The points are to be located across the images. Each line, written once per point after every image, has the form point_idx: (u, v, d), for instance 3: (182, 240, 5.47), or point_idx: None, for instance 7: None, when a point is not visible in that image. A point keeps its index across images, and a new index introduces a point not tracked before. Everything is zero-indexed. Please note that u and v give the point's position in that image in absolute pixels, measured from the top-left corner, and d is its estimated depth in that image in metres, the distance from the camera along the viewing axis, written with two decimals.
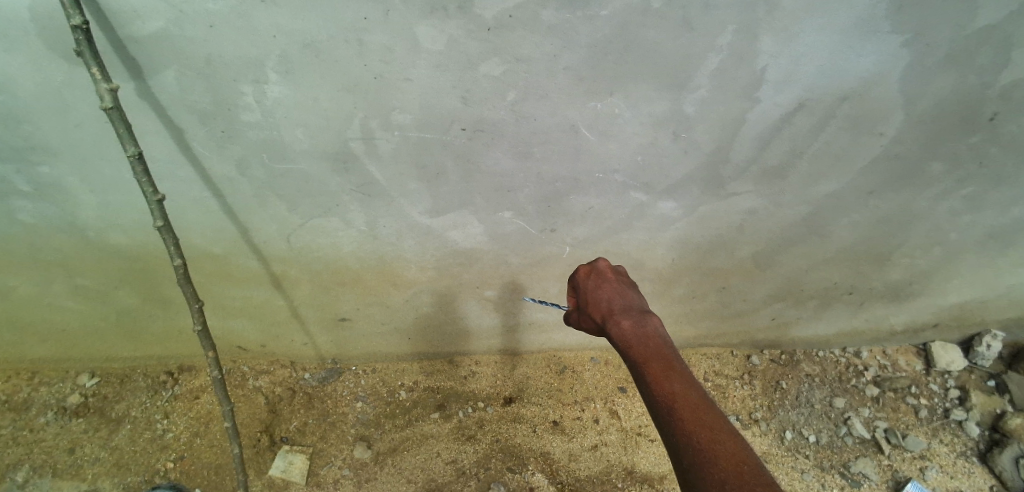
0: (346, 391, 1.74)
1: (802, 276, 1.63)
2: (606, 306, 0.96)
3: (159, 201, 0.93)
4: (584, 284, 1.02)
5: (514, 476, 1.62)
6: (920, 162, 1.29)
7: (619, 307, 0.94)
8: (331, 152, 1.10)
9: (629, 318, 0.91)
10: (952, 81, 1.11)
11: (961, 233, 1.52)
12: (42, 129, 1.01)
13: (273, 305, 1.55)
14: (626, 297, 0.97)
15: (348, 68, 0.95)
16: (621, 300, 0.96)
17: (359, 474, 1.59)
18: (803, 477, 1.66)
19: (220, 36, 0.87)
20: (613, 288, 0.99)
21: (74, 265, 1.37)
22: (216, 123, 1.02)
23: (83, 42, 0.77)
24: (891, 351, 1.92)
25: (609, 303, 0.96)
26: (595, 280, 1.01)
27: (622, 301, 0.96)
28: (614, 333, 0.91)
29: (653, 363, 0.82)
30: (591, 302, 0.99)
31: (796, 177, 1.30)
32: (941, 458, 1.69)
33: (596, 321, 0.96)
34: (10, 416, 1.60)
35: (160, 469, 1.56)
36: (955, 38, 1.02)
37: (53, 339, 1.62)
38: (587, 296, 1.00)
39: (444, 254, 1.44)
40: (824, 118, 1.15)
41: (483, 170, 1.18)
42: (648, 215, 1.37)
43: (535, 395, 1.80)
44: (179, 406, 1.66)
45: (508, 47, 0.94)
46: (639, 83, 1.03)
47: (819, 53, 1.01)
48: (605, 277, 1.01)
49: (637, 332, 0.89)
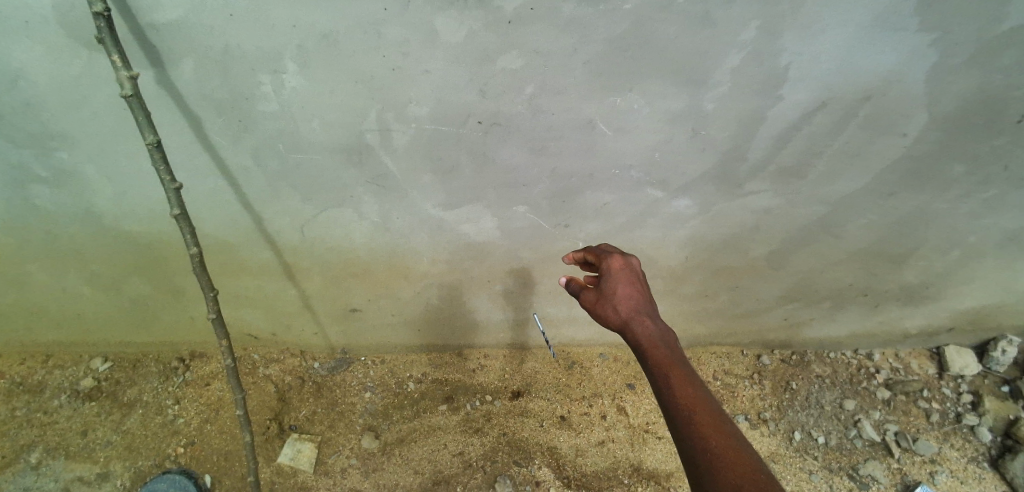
0: (355, 381, 1.76)
1: (815, 276, 1.61)
2: (634, 303, 0.93)
3: (176, 190, 0.93)
4: (613, 273, 0.98)
5: (520, 469, 1.62)
6: (941, 163, 1.26)
7: (646, 309, 0.92)
8: (346, 144, 1.10)
9: (654, 323, 0.91)
10: (978, 81, 1.08)
11: (979, 235, 1.49)
12: (58, 116, 1.02)
13: (285, 296, 1.56)
14: (646, 296, 0.95)
15: (365, 60, 0.94)
16: (648, 301, 0.94)
17: (367, 464, 1.60)
18: (811, 478, 1.65)
19: (238, 26, 0.87)
20: (635, 284, 0.96)
21: (88, 252, 1.38)
22: (232, 114, 1.02)
23: (103, 30, 0.77)
24: (903, 353, 1.90)
25: (637, 301, 0.93)
26: (624, 274, 0.98)
27: (643, 300, 0.94)
28: (637, 332, 0.90)
29: (675, 368, 0.83)
30: (618, 294, 0.94)
31: (813, 176, 1.28)
32: (951, 462, 1.67)
33: (619, 314, 0.93)
34: (25, 398, 1.63)
35: (171, 454, 1.58)
36: (980, 39, 1.00)
37: (67, 324, 1.63)
38: (613, 287, 0.96)
39: (455, 248, 1.43)
40: (844, 116, 1.13)
41: (497, 164, 1.18)
42: (661, 212, 1.36)
43: (543, 389, 1.80)
44: (190, 392, 1.68)
45: (526, 40, 0.93)
46: (656, 79, 1.02)
47: (841, 51, 0.99)
48: (634, 273, 0.98)
49: (661, 336, 0.89)
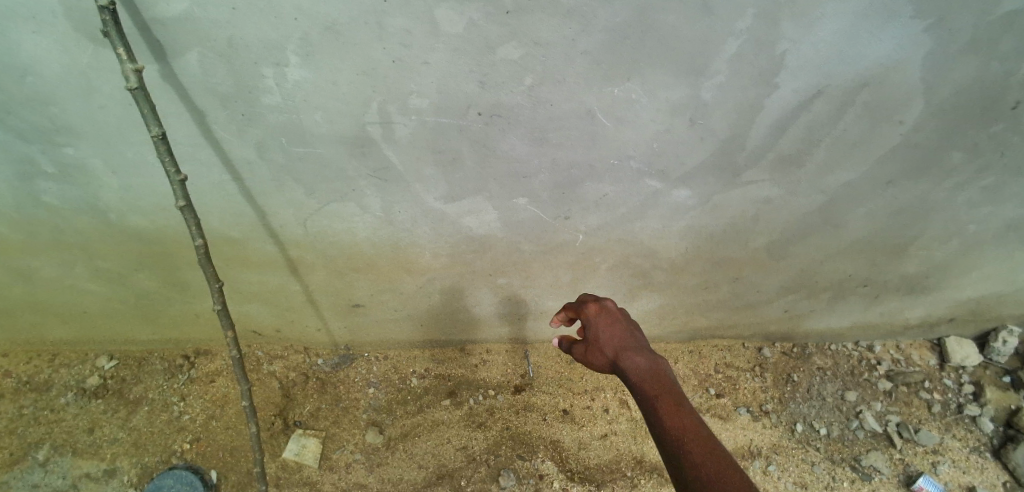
0: (358, 376, 1.77)
1: (816, 267, 1.62)
2: (620, 342, 0.97)
3: (182, 181, 0.95)
4: (595, 319, 1.02)
5: (524, 463, 1.64)
6: (938, 151, 1.27)
7: (633, 345, 0.96)
8: (348, 136, 1.11)
9: (643, 357, 0.93)
10: (974, 68, 1.09)
11: (978, 224, 1.50)
12: (66, 111, 1.03)
13: (288, 290, 1.57)
14: (632, 334, 0.99)
15: (368, 51, 0.96)
16: (635, 338, 0.98)
17: (371, 459, 1.62)
18: (813, 469, 1.66)
19: (242, 18, 0.89)
20: (619, 326, 1.00)
21: (94, 248, 1.39)
22: (236, 106, 1.03)
23: (110, 23, 0.79)
24: (905, 345, 1.90)
25: (623, 340, 0.97)
26: (606, 317, 1.02)
27: (628, 338, 0.97)
28: (627, 368, 0.92)
29: (665, 398, 0.86)
30: (603, 338, 0.99)
31: (812, 165, 1.29)
32: (953, 453, 1.68)
33: (608, 357, 0.96)
34: (32, 396, 1.64)
35: (177, 451, 1.59)
36: (977, 25, 1.01)
37: (73, 321, 1.65)
38: (598, 332, 1.00)
39: (457, 241, 1.44)
40: (841, 104, 1.14)
41: (499, 156, 1.19)
42: (661, 203, 1.37)
43: (546, 383, 1.80)
44: (196, 389, 1.69)
45: (527, 30, 0.94)
46: (655, 69, 1.04)
47: (838, 38, 1.00)
48: (615, 315, 1.02)
49: (650, 369, 0.91)
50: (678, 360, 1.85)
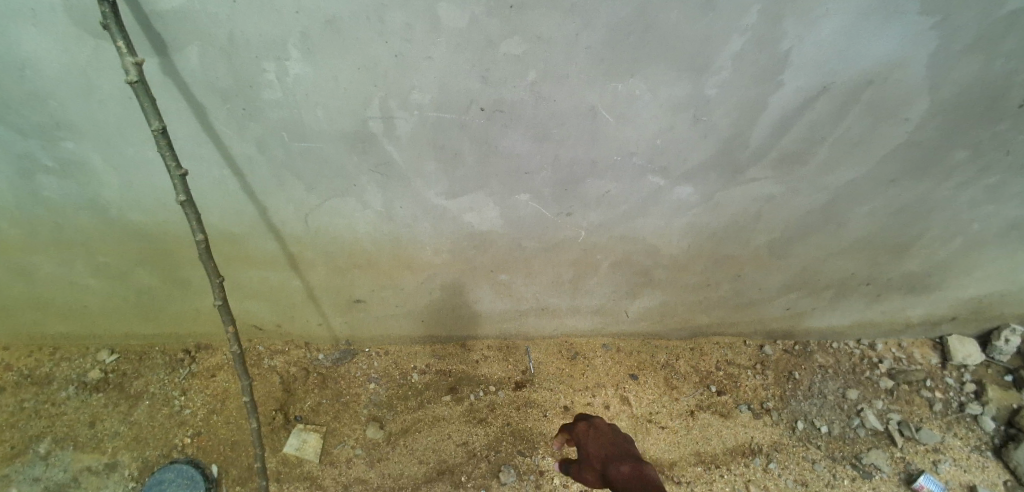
0: (359, 372, 1.77)
1: (818, 265, 1.61)
2: (607, 454, 0.92)
3: (182, 176, 0.94)
4: (582, 434, 0.98)
5: (524, 459, 1.63)
6: (942, 150, 1.27)
7: (620, 455, 0.91)
8: (349, 132, 1.11)
9: (629, 463, 0.88)
10: (978, 66, 1.09)
11: (981, 223, 1.49)
12: (67, 107, 1.03)
13: (288, 286, 1.57)
14: (621, 447, 0.94)
15: (369, 46, 0.96)
16: (623, 449, 0.93)
17: (371, 454, 1.61)
18: (814, 468, 1.64)
19: (244, 13, 0.89)
20: (607, 440, 0.96)
21: (94, 244, 1.39)
22: (236, 102, 1.03)
23: (110, 15, 0.79)
24: (906, 344, 1.90)
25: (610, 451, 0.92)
26: (594, 431, 0.98)
27: (616, 449, 0.93)
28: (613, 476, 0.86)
29: None
30: (591, 451, 0.94)
31: (815, 163, 1.28)
32: (954, 451, 1.67)
33: (595, 470, 0.91)
34: (32, 390, 1.65)
35: (178, 445, 1.59)
36: (979, 22, 1.01)
37: (74, 317, 1.65)
38: (586, 448, 0.95)
39: (458, 238, 1.44)
40: (845, 103, 1.13)
41: (500, 152, 1.18)
42: (663, 201, 1.36)
43: (546, 380, 1.81)
44: (196, 384, 1.70)
45: (528, 26, 0.94)
46: (657, 65, 1.03)
47: (840, 35, 1.00)
48: (604, 431, 0.99)
49: (637, 474, 0.85)
50: (679, 357, 1.87)
